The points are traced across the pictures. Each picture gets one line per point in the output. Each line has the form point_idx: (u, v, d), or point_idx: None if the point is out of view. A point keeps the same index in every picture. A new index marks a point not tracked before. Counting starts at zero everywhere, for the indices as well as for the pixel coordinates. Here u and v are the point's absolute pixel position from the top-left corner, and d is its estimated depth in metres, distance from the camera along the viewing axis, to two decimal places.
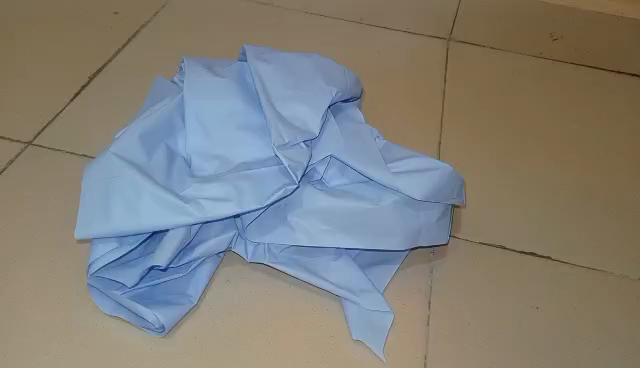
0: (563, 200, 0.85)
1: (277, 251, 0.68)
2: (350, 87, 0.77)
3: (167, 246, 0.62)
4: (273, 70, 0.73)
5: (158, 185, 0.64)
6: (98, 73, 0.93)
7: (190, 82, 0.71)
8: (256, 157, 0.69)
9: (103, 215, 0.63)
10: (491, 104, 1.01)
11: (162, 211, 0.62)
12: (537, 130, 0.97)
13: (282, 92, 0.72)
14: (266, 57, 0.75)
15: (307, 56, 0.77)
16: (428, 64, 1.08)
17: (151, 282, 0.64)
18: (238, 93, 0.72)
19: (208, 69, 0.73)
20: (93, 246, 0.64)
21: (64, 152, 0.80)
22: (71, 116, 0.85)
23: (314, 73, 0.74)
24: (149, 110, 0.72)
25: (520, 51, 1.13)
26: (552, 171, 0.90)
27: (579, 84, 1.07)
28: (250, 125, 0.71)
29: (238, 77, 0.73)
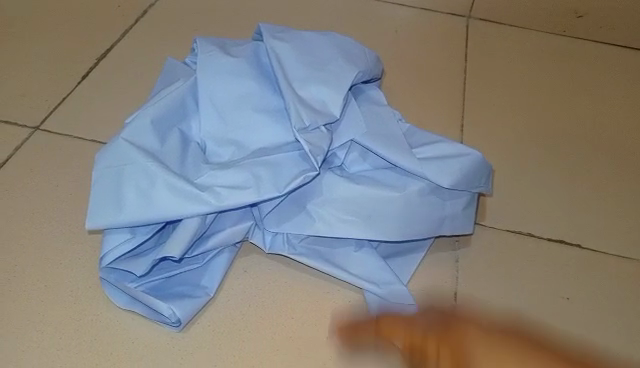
0: (593, 185, 0.82)
1: (298, 241, 0.65)
2: (371, 68, 0.73)
3: (182, 237, 0.59)
4: (290, 50, 0.70)
5: (172, 172, 0.61)
6: (106, 54, 0.89)
7: (204, 64, 0.68)
8: (275, 141, 0.66)
9: (115, 205, 0.60)
10: (514, 84, 0.97)
11: (177, 200, 0.59)
12: (563, 112, 0.93)
13: (301, 73, 0.68)
14: (283, 36, 0.71)
15: (326, 34, 0.73)
16: (448, 43, 1.03)
17: (165, 274, 0.62)
18: (254, 75, 0.69)
19: (223, 49, 0.70)
20: (105, 236, 0.61)
21: (72, 137, 0.77)
22: (79, 100, 0.82)
23: (334, 53, 0.71)
24: (161, 93, 0.69)
25: (543, 29, 1.09)
26: (579, 155, 0.86)
27: (605, 63, 1.03)
28: (268, 108, 0.67)
29: (253, 58, 0.70)
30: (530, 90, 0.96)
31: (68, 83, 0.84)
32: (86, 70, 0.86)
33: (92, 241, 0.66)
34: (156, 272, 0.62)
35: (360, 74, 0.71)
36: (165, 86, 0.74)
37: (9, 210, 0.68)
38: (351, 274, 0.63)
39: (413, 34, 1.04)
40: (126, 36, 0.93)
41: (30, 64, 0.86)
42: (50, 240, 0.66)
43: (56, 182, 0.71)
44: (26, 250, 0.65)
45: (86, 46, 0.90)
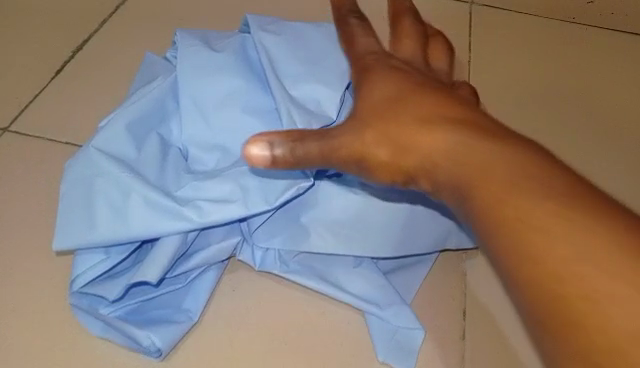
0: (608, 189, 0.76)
1: (292, 260, 0.59)
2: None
3: (159, 257, 0.53)
4: (282, 44, 0.63)
5: (150, 185, 0.55)
6: (82, 46, 0.80)
7: (184, 60, 0.61)
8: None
9: (87, 222, 0.54)
10: (523, 73, 0.90)
11: (155, 217, 0.53)
12: (577, 104, 0.87)
13: (293, 72, 0.61)
14: (273, 27, 0.64)
15: (321, 25, 0.66)
16: (453, 25, 0.95)
17: (144, 296, 0.56)
18: (242, 71, 0.62)
19: (206, 43, 0.63)
20: (75, 257, 0.55)
21: (45, 139, 0.70)
22: (53, 94, 0.75)
23: (330, 48, 0.64)
24: (138, 94, 0.63)
25: (554, 9, 0.99)
26: (595, 154, 0.81)
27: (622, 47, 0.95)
28: (256, 108, 0.61)
29: (241, 52, 0.63)
30: (542, 81, 0.89)
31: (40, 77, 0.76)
32: (61, 64, 0.78)
33: (66, 260, 0.60)
34: (134, 295, 0.56)
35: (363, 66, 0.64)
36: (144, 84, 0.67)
37: None
38: (348, 295, 0.57)
39: None
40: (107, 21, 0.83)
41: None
42: (21, 258, 0.60)
43: (27, 192, 0.65)
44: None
45: (60, 32, 0.81)
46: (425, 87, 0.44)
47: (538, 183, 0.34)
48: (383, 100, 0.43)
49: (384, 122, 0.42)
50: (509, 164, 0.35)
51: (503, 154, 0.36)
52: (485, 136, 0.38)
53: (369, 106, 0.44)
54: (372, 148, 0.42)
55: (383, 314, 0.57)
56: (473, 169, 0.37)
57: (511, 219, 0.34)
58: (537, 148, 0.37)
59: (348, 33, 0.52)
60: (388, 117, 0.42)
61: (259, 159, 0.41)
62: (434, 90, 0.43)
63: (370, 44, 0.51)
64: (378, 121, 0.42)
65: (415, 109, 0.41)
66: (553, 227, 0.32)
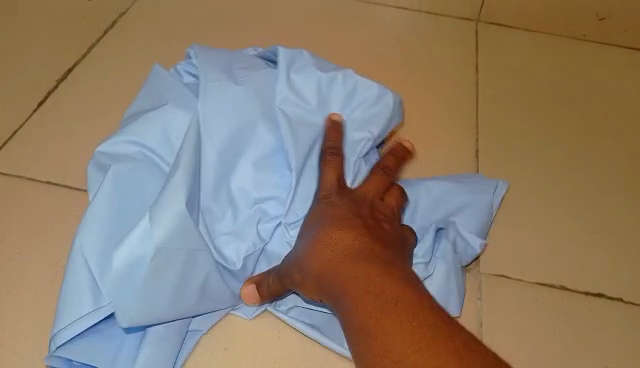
0: (616, 223, 0.74)
1: (284, 305, 0.62)
2: (391, 122, 0.68)
3: (151, 341, 0.56)
4: (302, 102, 0.65)
5: (185, 258, 0.56)
6: (66, 77, 0.80)
7: (210, 93, 0.62)
8: (269, 212, 0.63)
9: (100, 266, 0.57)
10: (533, 101, 0.87)
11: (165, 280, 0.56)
12: (589, 133, 0.84)
13: (312, 129, 0.64)
14: (300, 77, 0.66)
15: (347, 75, 0.67)
16: (457, 55, 0.92)
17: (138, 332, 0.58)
18: (267, 126, 0.63)
19: (235, 79, 0.63)
20: (65, 290, 0.56)
21: (25, 178, 0.69)
22: (39, 137, 0.73)
23: (346, 111, 0.66)
24: (149, 125, 0.64)
25: (560, 33, 0.98)
26: (610, 184, 0.78)
27: (629, 71, 0.94)
28: (267, 168, 0.63)
29: (263, 93, 0.64)
30: (553, 109, 0.87)
31: (22, 113, 0.75)
32: (43, 97, 0.77)
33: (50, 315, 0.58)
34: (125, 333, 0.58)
35: (364, 150, 0.66)
36: (153, 104, 0.67)
37: None
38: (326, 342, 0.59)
39: (415, 43, 0.93)
40: (91, 53, 0.83)
41: None
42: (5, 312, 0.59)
43: (8, 239, 0.64)
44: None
45: (47, 74, 0.80)
46: (354, 218, 0.55)
47: (393, 298, 0.45)
48: (315, 231, 0.54)
49: (311, 260, 0.53)
50: (382, 284, 0.46)
51: (381, 279, 0.47)
52: (371, 260, 0.49)
53: (308, 222, 0.56)
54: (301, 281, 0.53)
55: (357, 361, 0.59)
56: (356, 280, 0.48)
57: (373, 319, 0.44)
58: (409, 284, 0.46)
59: (325, 166, 0.60)
60: (313, 240, 0.54)
61: (250, 296, 0.59)
62: (357, 221, 0.54)
63: (333, 178, 0.59)
64: (306, 259, 0.53)
65: (334, 232, 0.53)
66: (399, 340, 0.41)
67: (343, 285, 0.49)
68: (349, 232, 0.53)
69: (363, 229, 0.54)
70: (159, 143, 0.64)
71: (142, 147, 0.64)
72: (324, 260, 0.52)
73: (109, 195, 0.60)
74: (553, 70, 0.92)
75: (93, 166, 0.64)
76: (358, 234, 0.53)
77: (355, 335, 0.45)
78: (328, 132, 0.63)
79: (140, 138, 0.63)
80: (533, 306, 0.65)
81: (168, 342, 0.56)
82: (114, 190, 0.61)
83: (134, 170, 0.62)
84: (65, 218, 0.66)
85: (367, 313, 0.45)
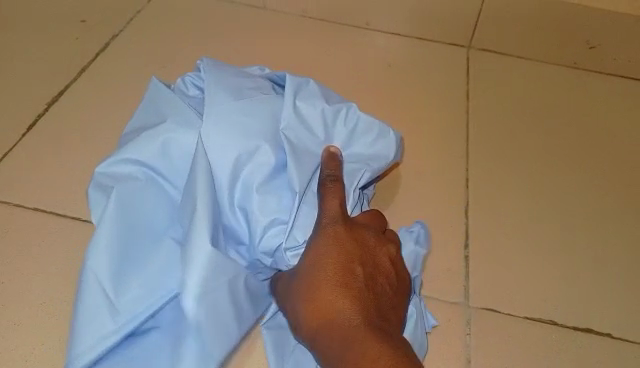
0: (603, 255, 0.74)
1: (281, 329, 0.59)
2: (388, 160, 0.65)
3: None
4: (307, 126, 0.62)
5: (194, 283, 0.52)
6: (58, 98, 0.80)
7: (214, 117, 0.57)
8: (272, 237, 0.57)
9: (113, 283, 0.56)
10: (523, 131, 0.88)
11: (206, 312, 0.52)
12: (578, 164, 0.85)
13: (312, 158, 0.60)
14: (305, 105, 0.62)
15: (350, 110, 0.64)
16: (449, 83, 0.93)
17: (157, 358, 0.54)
18: (270, 146, 0.58)
19: (241, 104, 0.59)
20: (78, 314, 0.54)
21: (12, 203, 0.68)
22: (29, 158, 0.72)
23: (349, 146, 0.64)
24: (148, 142, 0.59)
25: (550, 60, 1.00)
26: (597, 215, 0.79)
27: (619, 102, 0.95)
28: (273, 191, 0.58)
29: (268, 117, 0.60)
30: (542, 139, 0.87)
31: (10, 133, 0.75)
32: (34, 118, 0.77)
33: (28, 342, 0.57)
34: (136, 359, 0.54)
35: (361, 182, 0.63)
36: (151, 121, 0.63)
37: None
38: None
39: (408, 70, 0.94)
40: (82, 75, 0.84)
41: None
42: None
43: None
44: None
45: (38, 94, 0.80)
46: (352, 264, 0.53)
47: (385, 366, 0.46)
48: (308, 273, 0.53)
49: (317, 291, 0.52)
50: (379, 355, 0.47)
51: (379, 345, 0.47)
52: (370, 329, 0.49)
53: (302, 260, 0.54)
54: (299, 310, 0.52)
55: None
56: (351, 338, 0.48)
57: None
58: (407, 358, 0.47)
59: (323, 194, 0.57)
60: (316, 274, 0.52)
61: None
62: (356, 270, 0.53)
63: (337, 205, 0.56)
64: (311, 290, 0.52)
65: (331, 279, 0.52)
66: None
67: (341, 340, 0.49)
68: (346, 284, 0.52)
69: (360, 280, 0.53)
70: (159, 162, 0.60)
71: (144, 167, 0.60)
72: (330, 297, 0.51)
73: (114, 218, 0.58)
74: (543, 99, 0.93)
75: (92, 187, 0.62)
76: (355, 287, 0.52)
77: None
78: (326, 163, 0.59)
79: (140, 157, 0.59)
80: (520, 342, 0.65)
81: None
82: (118, 213, 0.58)
83: (140, 191, 0.60)
84: (52, 243, 0.65)
85: None
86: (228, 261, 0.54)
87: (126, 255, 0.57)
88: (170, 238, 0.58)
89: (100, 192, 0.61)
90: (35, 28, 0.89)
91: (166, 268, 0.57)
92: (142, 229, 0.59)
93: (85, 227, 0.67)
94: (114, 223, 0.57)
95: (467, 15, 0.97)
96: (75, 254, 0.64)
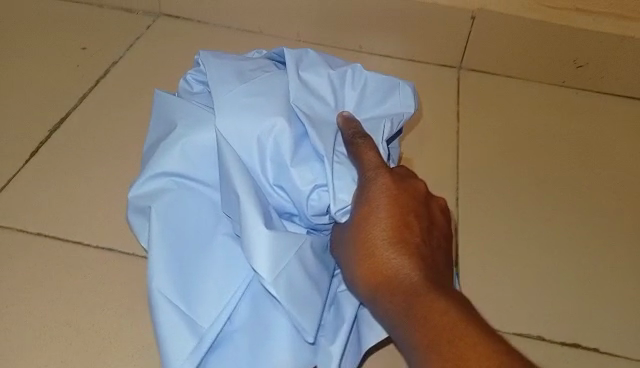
0: (593, 269, 0.76)
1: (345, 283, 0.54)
2: (406, 113, 0.58)
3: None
4: (320, 95, 0.57)
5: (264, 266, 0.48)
6: (60, 125, 0.82)
7: (222, 104, 0.53)
8: (317, 204, 0.51)
9: (180, 293, 0.52)
10: (511, 149, 0.91)
11: (284, 290, 0.48)
12: (565, 181, 0.87)
13: (327, 123, 0.54)
14: (309, 75, 0.57)
15: (356, 70, 0.59)
16: (439, 104, 0.96)
17: (252, 354, 0.51)
18: (280, 114, 0.53)
19: (248, 86, 0.55)
20: (160, 333, 0.51)
21: (15, 229, 0.70)
22: (32, 185, 0.75)
23: (364, 101, 0.58)
24: (169, 150, 0.56)
25: (540, 79, 1.03)
26: (586, 231, 0.81)
27: (603, 122, 0.98)
28: (308, 160, 0.52)
29: (277, 92, 0.55)
30: (530, 157, 0.90)
31: (14, 160, 0.77)
32: (36, 146, 0.79)
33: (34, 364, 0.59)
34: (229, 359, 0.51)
35: (386, 132, 0.56)
36: (162, 130, 0.60)
37: None
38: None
39: None
40: (84, 103, 0.86)
41: None
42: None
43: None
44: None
45: (40, 121, 0.82)
46: (407, 218, 0.44)
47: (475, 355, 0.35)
48: (362, 232, 0.44)
49: (375, 256, 0.43)
50: (449, 309, 0.38)
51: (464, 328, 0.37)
52: (439, 292, 0.40)
53: (351, 218, 0.46)
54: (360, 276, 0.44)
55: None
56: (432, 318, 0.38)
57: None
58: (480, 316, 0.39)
59: (356, 151, 0.50)
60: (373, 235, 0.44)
61: None
62: (413, 225, 0.44)
63: (374, 156, 0.49)
64: (371, 258, 0.43)
65: (389, 242, 0.43)
66: (474, 363, 0.35)
67: (414, 312, 0.39)
68: (407, 246, 0.43)
69: (418, 236, 0.43)
70: (184, 164, 0.56)
71: (173, 176, 0.57)
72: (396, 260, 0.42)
73: (160, 229, 0.54)
74: (530, 119, 0.96)
75: (131, 212, 0.60)
76: (414, 245, 0.42)
77: None
78: (345, 126, 0.53)
79: (164, 169, 0.56)
80: None
81: (302, 347, 0.51)
82: (162, 224, 0.55)
83: (177, 197, 0.56)
84: (56, 269, 0.67)
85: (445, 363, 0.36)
86: (288, 234, 0.49)
87: (181, 260, 0.54)
88: (222, 232, 0.55)
89: (139, 214, 0.59)
90: (37, 57, 0.91)
91: (229, 262, 0.54)
92: (192, 228, 0.55)
93: (88, 252, 0.69)
94: (163, 235, 0.54)
95: (456, 39, 1.00)
96: (76, 278, 0.66)
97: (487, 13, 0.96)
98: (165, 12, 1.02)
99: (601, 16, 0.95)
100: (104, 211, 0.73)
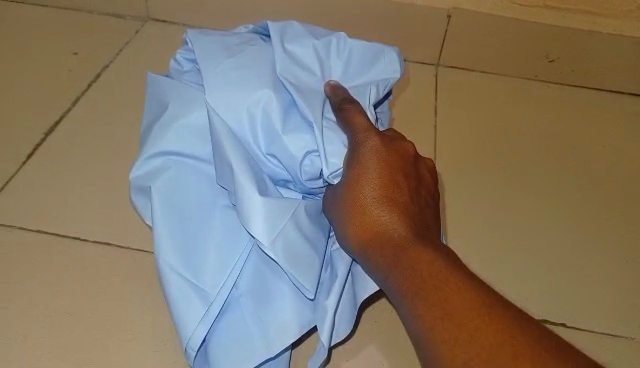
0: (566, 249, 0.81)
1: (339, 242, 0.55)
2: (393, 78, 0.60)
3: (275, 328, 0.55)
4: (307, 65, 0.58)
5: (261, 233, 0.49)
6: (55, 127, 0.85)
7: (212, 78, 0.54)
8: (311, 169, 0.53)
9: (187, 265, 0.56)
10: (487, 141, 0.96)
11: (283, 253, 0.50)
12: (538, 170, 0.92)
13: (315, 92, 0.56)
14: (294, 47, 0.59)
15: (341, 39, 0.60)
16: (419, 99, 1.01)
17: (258, 315, 0.56)
18: (267, 85, 0.54)
19: (235, 60, 0.56)
20: (172, 303, 0.54)
21: (16, 227, 0.73)
22: (30, 184, 0.78)
23: (351, 68, 0.60)
24: (167, 129, 0.58)
25: (514, 73, 1.08)
26: (558, 215, 0.86)
27: (573, 114, 1.04)
28: (300, 128, 0.54)
29: (264, 65, 0.56)
30: (504, 149, 0.95)
31: (12, 162, 0.80)
32: (33, 147, 0.82)
33: (38, 353, 0.62)
34: (236, 322, 0.56)
35: (374, 96, 0.58)
36: (155, 113, 0.62)
37: None
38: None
39: None
40: (77, 105, 0.89)
41: None
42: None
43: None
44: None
45: (35, 123, 0.85)
46: (396, 179, 0.47)
47: (460, 297, 0.39)
48: (353, 193, 0.47)
49: (366, 211, 0.46)
50: (434, 259, 0.42)
51: (447, 273, 0.41)
52: (425, 246, 0.43)
53: (343, 180, 0.48)
54: (350, 229, 0.47)
55: (349, 327, 0.54)
56: (418, 265, 0.42)
57: (440, 318, 0.39)
58: (465, 268, 0.43)
59: (345, 115, 0.52)
60: (363, 193, 0.46)
61: None
62: (401, 185, 0.47)
63: (364, 119, 0.51)
64: (361, 212, 0.46)
65: (378, 201, 0.46)
66: (456, 304, 0.39)
67: (400, 260, 0.43)
68: (395, 201, 0.46)
69: (406, 195, 0.46)
70: (180, 144, 0.58)
71: (168, 154, 0.58)
72: (385, 215, 0.45)
73: (162, 205, 0.56)
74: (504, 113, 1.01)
75: (134, 194, 0.62)
76: (402, 203, 0.46)
77: (424, 329, 0.40)
78: (332, 94, 0.55)
79: (160, 147, 0.58)
80: None
81: (302, 304, 0.56)
82: (163, 201, 0.57)
83: (175, 174, 0.58)
84: (56, 262, 0.70)
85: (430, 305, 0.40)
86: (282, 199, 0.51)
87: (184, 232, 0.56)
88: (222, 204, 0.58)
89: (141, 195, 0.62)
90: (30, 62, 0.94)
91: (229, 231, 0.57)
92: (192, 202, 0.58)
93: (86, 246, 0.72)
94: (164, 211, 0.56)
95: (433, 37, 1.04)
96: (77, 271, 0.69)
97: (462, 13, 1.01)
98: (152, 16, 1.06)
99: (570, 13, 1.00)
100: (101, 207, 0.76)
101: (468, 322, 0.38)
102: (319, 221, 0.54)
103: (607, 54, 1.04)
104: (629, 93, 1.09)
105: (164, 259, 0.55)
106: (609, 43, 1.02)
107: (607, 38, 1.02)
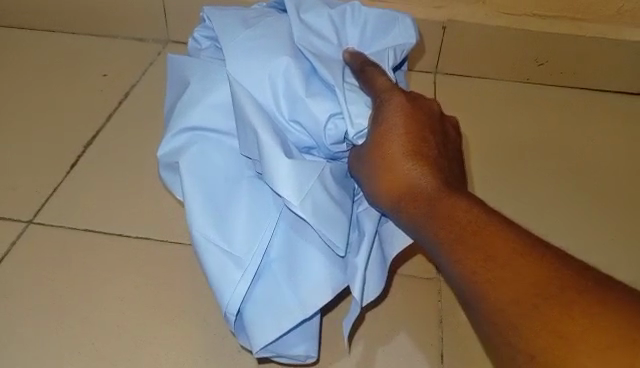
0: (561, 232, 0.89)
1: (364, 204, 0.65)
2: (408, 43, 0.69)
3: (307, 285, 0.63)
4: (322, 37, 0.66)
5: (293, 194, 0.57)
6: (93, 140, 0.94)
7: (237, 53, 0.62)
8: (334, 133, 0.61)
9: (220, 232, 0.62)
10: (485, 138, 1.04)
11: (311, 211, 0.58)
12: (534, 162, 1.01)
13: (335, 60, 0.64)
14: (309, 16, 0.67)
15: (356, 7, 0.69)
16: None
17: (289, 278, 0.63)
18: (287, 55, 0.62)
19: (254, 31, 0.64)
20: (208, 270, 0.62)
21: (65, 226, 0.81)
22: (75, 190, 0.86)
23: (367, 33, 0.68)
24: (193, 107, 0.64)
25: (508, 77, 1.17)
26: (553, 201, 0.94)
27: (563, 110, 1.12)
28: (321, 94, 0.61)
29: (282, 35, 0.64)
30: (502, 144, 1.03)
31: (57, 172, 0.88)
32: (74, 159, 0.91)
33: (95, 333, 0.70)
34: (271, 287, 0.64)
35: (392, 58, 0.68)
36: (177, 91, 0.69)
37: (23, 315, 0.72)
38: (350, 327, 0.65)
39: None
40: (111, 120, 0.98)
41: (22, 160, 0.90)
42: (57, 338, 0.70)
43: (55, 277, 0.76)
44: (34, 350, 0.68)
45: (75, 138, 0.94)
46: (422, 132, 0.55)
47: (493, 232, 0.47)
48: (382, 144, 0.55)
49: (397, 163, 0.53)
50: (466, 203, 0.50)
51: (477, 212, 0.49)
52: (448, 187, 0.51)
53: (373, 138, 0.56)
54: (386, 182, 0.54)
55: (379, 288, 0.65)
56: (450, 207, 0.50)
57: (479, 251, 0.46)
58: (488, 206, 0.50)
59: (367, 76, 0.61)
60: (394, 149, 0.54)
61: None
62: (427, 137, 0.55)
63: (387, 83, 0.59)
64: (394, 165, 0.53)
65: (406, 151, 0.53)
66: (486, 235, 0.47)
67: (435, 204, 0.50)
68: (422, 154, 0.53)
69: (432, 149, 0.54)
70: (203, 118, 0.64)
71: (192, 130, 0.64)
72: (416, 166, 0.52)
73: (191, 180, 0.63)
74: (500, 112, 1.10)
75: (163, 170, 0.70)
76: (428, 156, 0.53)
77: (463, 260, 0.47)
78: (352, 61, 0.64)
79: (186, 125, 0.64)
80: None
81: (333, 259, 0.63)
82: (192, 173, 0.63)
83: (200, 148, 0.64)
84: (103, 257, 0.78)
85: (466, 242, 0.47)
86: (307, 162, 0.58)
87: (216, 201, 0.63)
88: (250, 171, 0.64)
89: (168, 171, 0.69)
90: (66, 83, 1.03)
91: (256, 197, 0.64)
92: (220, 173, 0.64)
93: (130, 241, 0.81)
94: (194, 183, 0.63)
95: (432, 46, 1.13)
96: (122, 262, 0.78)
97: (457, 24, 1.10)
98: (172, 38, 1.14)
99: (556, 19, 1.09)
100: (141, 209, 0.85)
101: (502, 251, 0.45)
102: (344, 183, 0.63)
103: (593, 57, 1.12)
104: (616, 91, 1.18)
105: (201, 229, 0.62)
106: (594, 45, 1.10)
107: (590, 40, 1.10)
